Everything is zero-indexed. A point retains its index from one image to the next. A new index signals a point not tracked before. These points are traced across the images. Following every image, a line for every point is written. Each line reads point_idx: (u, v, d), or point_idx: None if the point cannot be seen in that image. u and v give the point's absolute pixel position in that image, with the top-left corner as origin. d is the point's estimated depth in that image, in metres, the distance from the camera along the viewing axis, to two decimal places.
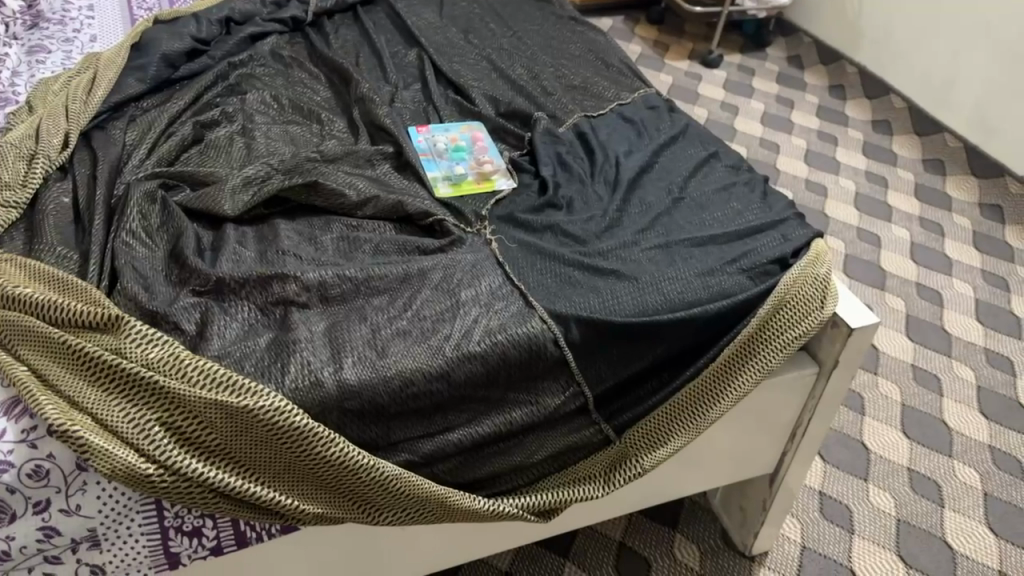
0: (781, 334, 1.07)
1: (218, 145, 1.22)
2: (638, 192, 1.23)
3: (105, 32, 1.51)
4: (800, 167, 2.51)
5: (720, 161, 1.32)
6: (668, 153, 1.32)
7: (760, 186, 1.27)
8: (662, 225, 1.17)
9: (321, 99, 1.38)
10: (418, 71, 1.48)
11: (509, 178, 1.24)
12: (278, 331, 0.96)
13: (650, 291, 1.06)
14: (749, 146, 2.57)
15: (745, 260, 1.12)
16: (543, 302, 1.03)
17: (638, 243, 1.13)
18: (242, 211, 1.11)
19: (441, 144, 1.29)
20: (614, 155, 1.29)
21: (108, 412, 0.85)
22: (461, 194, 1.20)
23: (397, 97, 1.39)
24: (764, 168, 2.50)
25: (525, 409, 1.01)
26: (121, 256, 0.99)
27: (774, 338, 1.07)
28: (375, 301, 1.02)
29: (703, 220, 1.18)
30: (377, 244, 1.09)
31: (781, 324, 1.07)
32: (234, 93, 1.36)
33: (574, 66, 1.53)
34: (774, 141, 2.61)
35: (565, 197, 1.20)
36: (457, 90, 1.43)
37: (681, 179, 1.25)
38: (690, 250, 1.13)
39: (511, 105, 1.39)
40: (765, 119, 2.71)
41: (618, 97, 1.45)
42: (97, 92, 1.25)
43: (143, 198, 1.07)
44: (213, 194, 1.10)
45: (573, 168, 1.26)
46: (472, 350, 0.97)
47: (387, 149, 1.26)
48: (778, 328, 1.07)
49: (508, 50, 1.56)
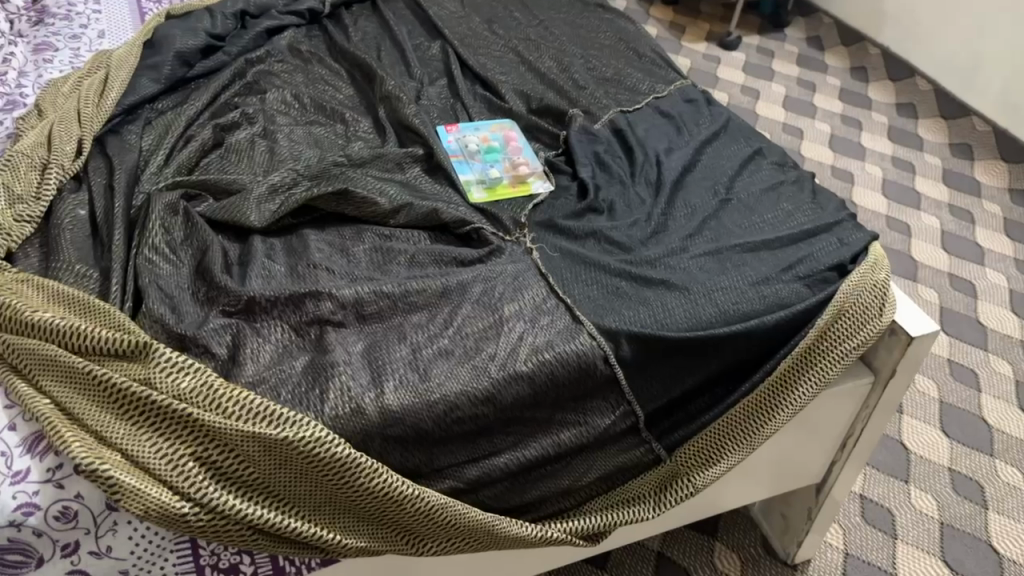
0: (839, 344, 1.02)
1: (239, 149, 1.17)
2: (682, 193, 1.17)
3: (113, 28, 1.44)
4: (824, 153, 2.45)
5: (765, 159, 1.25)
6: (710, 151, 1.26)
7: (809, 185, 1.21)
8: (710, 229, 1.11)
9: (344, 97, 1.32)
10: (443, 66, 1.41)
11: (546, 181, 1.18)
12: (314, 353, 0.91)
13: (703, 302, 1.01)
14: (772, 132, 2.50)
15: (801, 267, 1.06)
16: (590, 316, 0.98)
17: (686, 250, 1.08)
18: (269, 222, 1.05)
19: (473, 145, 1.22)
20: (655, 154, 1.23)
21: (138, 448, 0.80)
22: (497, 198, 1.14)
23: (423, 93, 1.32)
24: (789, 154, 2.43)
25: (574, 430, 0.96)
26: (144, 274, 0.94)
27: (833, 350, 1.02)
28: (414, 318, 0.96)
29: (752, 222, 1.12)
30: (412, 255, 1.04)
31: (839, 336, 1.02)
32: (252, 92, 1.30)
33: (604, 58, 1.46)
34: (798, 126, 2.54)
35: (606, 200, 1.14)
36: (485, 85, 1.36)
37: (726, 179, 1.19)
38: (742, 256, 1.07)
39: (543, 100, 1.32)
40: (787, 104, 2.64)
41: (653, 90, 1.39)
42: (110, 94, 1.18)
43: (164, 210, 1.01)
44: (239, 204, 1.05)
45: (613, 170, 1.19)
46: (518, 370, 0.92)
47: (417, 150, 1.19)
48: (836, 339, 1.02)
49: (535, 40, 1.49)
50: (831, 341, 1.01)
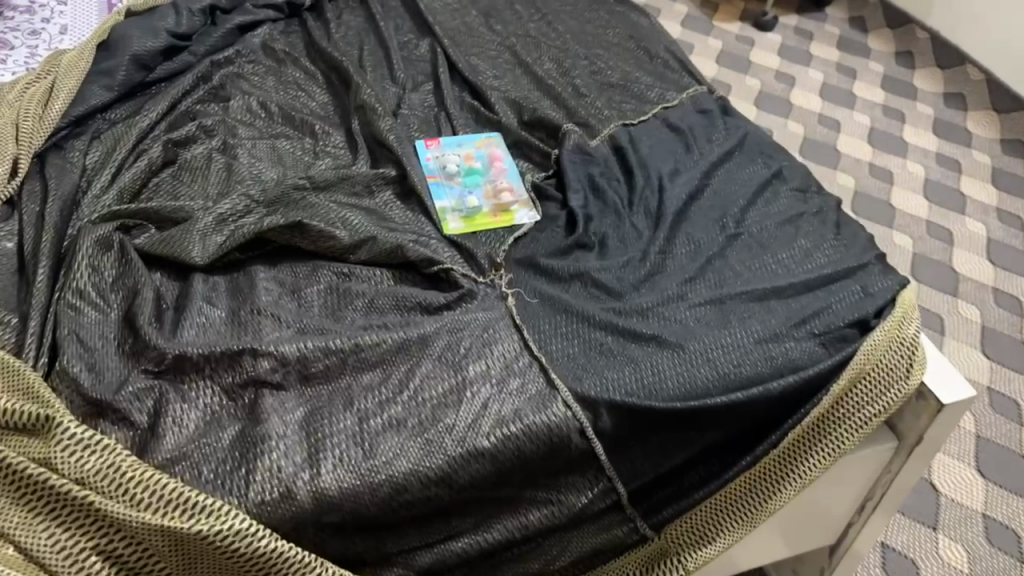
0: (856, 412, 0.89)
1: (194, 168, 1.07)
2: (684, 226, 1.03)
3: (78, 23, 1.32)
4: (863, 149, 2.27)
5: (783, 184, 1.11)
6: (721, 174, 1.11)
7: (831, 217, 1.07)
8: (714, 272, 0.97)
9: (316, 106, 1.19)
10: (431, 68, 1.28)
11: (531, 209, 1.05)
12: (246, 422, 0.80)
13: (699, 364, 0.87)
14: (806, 124, 2.33)
15: (816, 321, 0.92)
16: (566, 380, 0.85)
17: (684, 297, 0.94)
18: (215, 257, 0.94)
19: (453, 164, 1.09)
20: (657, 178, 1.09)
21: (33, 541, 0.71)
22: (474, 230, 1.02)
23: (404, 102, 1.19)
24: (825, 149, 2.25)
25: (545, 510, 0.84)
26: (64, 324, 0.84)
27: (847, 419, 0.88)
28: (364, 379, 0.84)
29: (762, 263, 0.99)
30: (372, 299, 0.92)
31: (856, 403, 0.89)
32: (217, 99, 1.18)
33: (611, 60, 1.32)
34: (835, 118, 2.36)
35: (597, 234, 1.01)
36: (474, 92, 1.23)
37: (737, 210, 1.05)
38: (748, 306, 0.93)
39: (537, 111, 1.18)
40: (824, 92, 2.45)
41: (662, 98, 1.24)
42: (55, 104, 1.07)
43: (93, 246, 0.90)
44: (180, 238, 0.94)
45: (609, 197, 1.06)
46: (479, 446, 0.80)
47: (389, 171, 1.07)
48: (853, 406, 0.88)
49: (536, 38, 1.35)
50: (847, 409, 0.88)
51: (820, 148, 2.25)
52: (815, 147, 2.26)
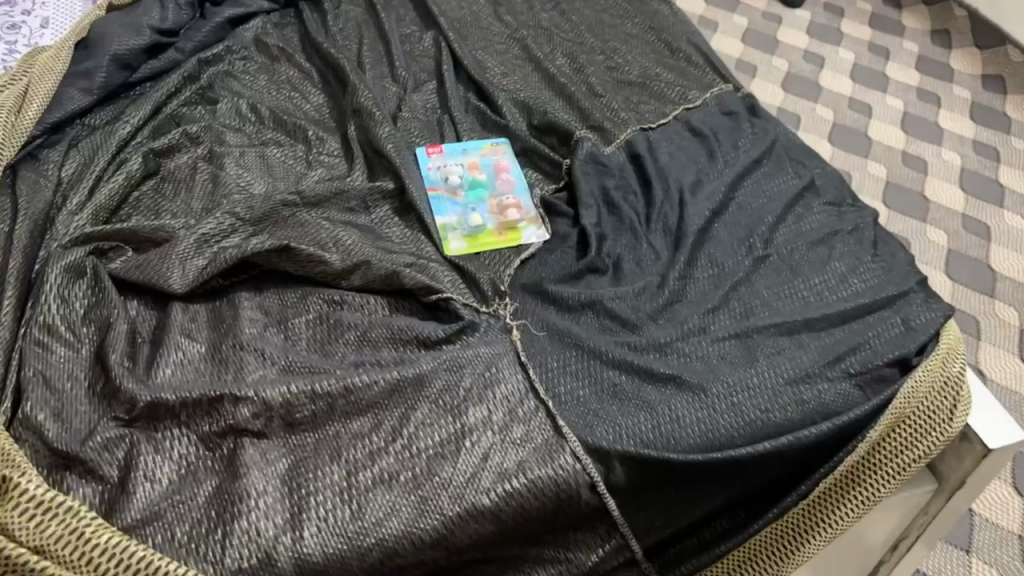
0: (895, 457, 0.81)
1: (177, 180, 0.99)
2: (708, 246, 0.94)
3: (59, 14, 1.23)
4: (896, 135, 2.15)
5: (816, 197, 1.02)
6: (748, 186, 1.02)
7: (868, 236, 0.98)
8: (739, 300, 0.89)
9: (311, 109, 1.11)
10: (435, 64, 1.19)
11: (540, 227, 0.97)
12: (225, 475, 0.73)
13: (722, 409, 0.80)
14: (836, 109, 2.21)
15: (852, 359, 0.84)
16: (575, 427, 0.78)
17: (706, 329, 0.86)
18: (195, 285, 0.86)
19: (457, 176, 1.01)
20: (678, 192, 1.00)
21: None
22: (478, 251, 0.94)
23: (405, 104, 1.11)
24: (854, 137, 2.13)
25: (552, 570, 0.77)
26: (28, 364, 0.77)
27: (885, 464, 0.81)
28: (354, 426, 0.77)
29: (791, 291, 0.90)
30: (365, 331, 0.85)
31: (894, 447, 0.81)
32: (204, 102, 1.11)
33: (629, 55, 1.22)
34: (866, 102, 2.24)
35: (611, 256, 0.93)
36: (481, 92, 1.14)
37: (765, 228, 0.96)
38: (776, 340, 0.85)
39: (547, 114, 1.09)
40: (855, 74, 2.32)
41: (684, 98, 1.15)
42: (29, 109, 0.99)
43: (63, 275, 0.83)
44: (158, 264, 0.86)
45: (625, 214, 0.97)
46: (480, 504, 0.73)
47: (386, 184, 0.99)
48: (890, 451, 0.81)
49: (548, 30, 1.25)
50: (884, 454, 0.81)
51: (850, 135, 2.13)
52: (844, 134, 2.14)
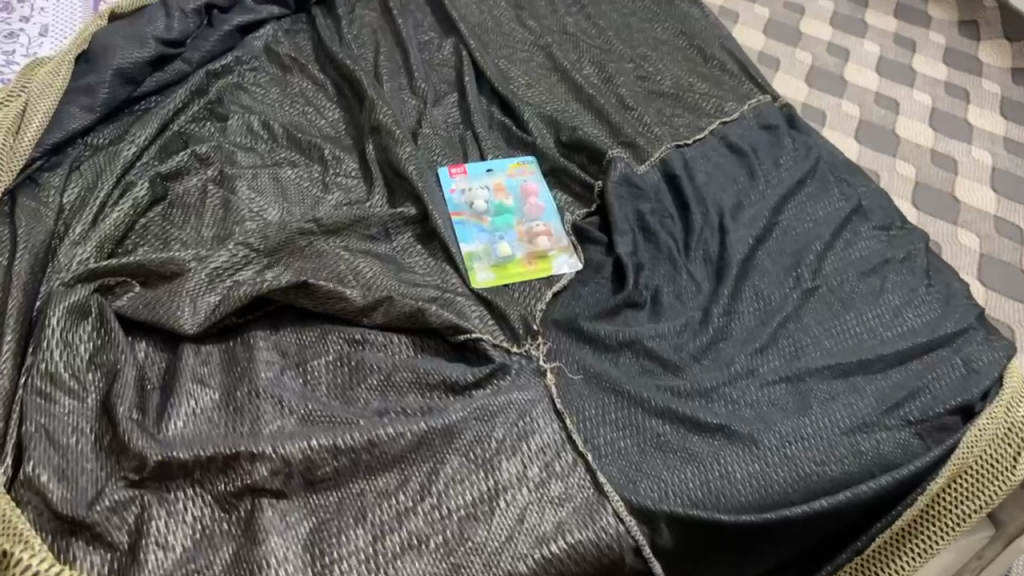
0: (954, 508, 0.75)
1: (186, 205, 0.94)
2: (753, 278, 0.88)
3: (60, 21, 1.17)
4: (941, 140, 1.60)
5: (864, 221, 0.96)
6: (792, 209, 0.96)
7: (921, 264, 0.92)
8: (788, 338, 0.83)
9: (326, 124, 1.05)
10: (456, 75, 1.13)
11: (572, 256, 0.91)
12: (242, 541, 0.68)
13: (776, 463, 0.74)
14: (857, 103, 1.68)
15: (911, 406, 0.79)
16: (617, 483, 0.73)
17: (755, 372, 0.80)
18: (206, 325, 0.81)
19: (482, 200, 0.95)
20: (718, 216, 0.94)
21: None
22: (506, 283, 0.88)
23: (425, 120, 1.04)
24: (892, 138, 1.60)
25: None
26: (30, 418, 0.71)
27: (943, 515, 0.75)
28: (380, 483, 0.72)
29: (843, 327, 0.84)
30: (389, 374, 0.79)
31: (954, 497, 0.75)
32: (213, 118, 1.05)
33: (660, 63, 1.16)
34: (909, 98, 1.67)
35: (649, 289, 0.87)
36: (504, 105, 1.08)
37: (813, 256, 0.90)
38: (830, 385, 0.80)
39: (576, 130, 1.03)
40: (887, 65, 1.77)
41: (720, 110, 1.08)
42: (27, 130, 0.93)
43: (66, 318, 0.77)
44: (168, 302, 0.81)
45: (663, 241, 0.91)
46: (517, 571, 0.68)
47: (408, 210, 0.93)
48: (950, 502, 0.75)
49: (574, 36, 1.19)
50: (942, 505, 0.75)
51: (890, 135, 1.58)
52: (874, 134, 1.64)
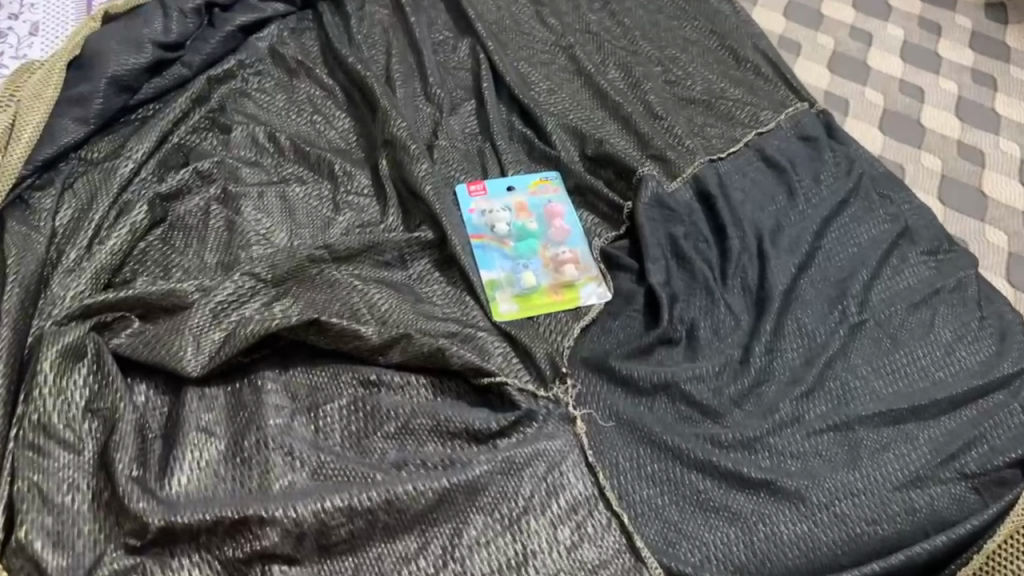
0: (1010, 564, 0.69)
1: (187, 228, 0.88)
2: (796, 310, 0.82)
3: (50, 17, 1.09)
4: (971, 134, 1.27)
5: (911, 246, 0.90)
6: (835, 232, 0.90)
7: (974, 295, 0.86)
8: (835, 380, 0.78)
9: (336, 135, 0.99)
10: (472, 80, 1.06)
11: (600, 285, 0.85)
12: None
13: (825, 523, 0.69)
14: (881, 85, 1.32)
15: (968, 457, 0.73)
16: (654, 546, 0.68)
17: (801, 420, 0.75)
18: (211, 366, 0.75)
19: (504, 223, 0.89)
20: (757, 240, 0.88)
21: None
22: (530, 315, 0.83)
23: (441, 131, 0.98)
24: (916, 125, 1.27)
25: None
26: (22, 476, 0.66)
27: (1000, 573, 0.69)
28: (400, 546, 0.67)
29: (893, 367, 0.79)
30: (407, 420, 0.73)
31: (1011, 553, 0.69)
32: (216, 128, 0.98)
33: (689, 66, 1.09)
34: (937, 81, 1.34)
35: (683, 325, 0.81)
36: (525, 114, 1.02)
37: (859, 286, 0.85)
38: (881, 434, 0.74)
39: (603, 143, 0.96)
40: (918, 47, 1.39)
41: (755, 119, 1.02)
42: (16, 148, 0.86)
43: (59, 363, 0.72)
44: (169, 342, 0.75)
45: (698, 269, 0.85)
46: None
47: (425, 234, 0.87)
48: (1007, 558, 0.69)
49: (598, 36, 1.12)
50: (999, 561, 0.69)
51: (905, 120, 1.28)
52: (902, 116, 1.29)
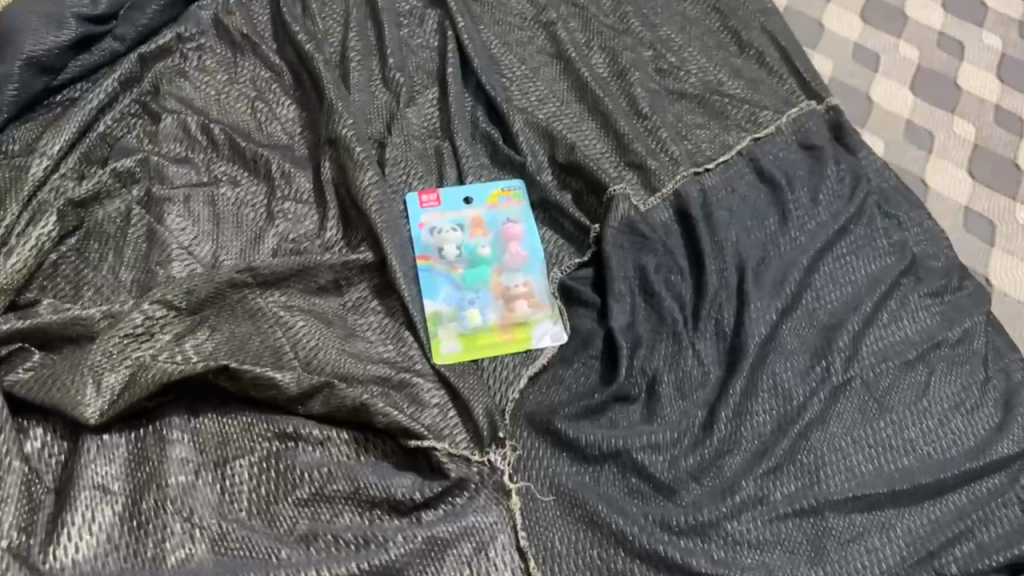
0: None
1: (105, 236, 0.79)
2: (773, 365, 0.73)
3: None
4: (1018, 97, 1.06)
5: (915, 286, 0.80)
6: (828, 266, 0.80)
7: (979, 350, 0.76)
8: (808, 453, 0.69)
9: (279, 127, 0.89)
10: (437, 62, 0.95)
11: (555, 323, 0.76)
12: None
13: None
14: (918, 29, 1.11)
15: (950, 557, 0.65)
16: None
17: (764, 502, 0.67)
18: (111, 411, 0.67)
19: (454, 246, 0.81)
20: (738, 274, 0.78)
21: None
22: (474, 356, 0.74)
23: (395, 127, 0.88)
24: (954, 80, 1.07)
25: None
26: None
27: None
28: None
29: (875, 440, 0.70)
30: (322, 485, 0.66)
31: None
32: (147, 115, 0.89)
33: (684, 51, 0.97)
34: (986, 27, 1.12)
35: (643, 379, 0.72)
36: (492, 109, 0.91)
37: (847, 337, 0.75)
38: (853, 522, 0.66)
39: (574, 149, 0.85)
40: None
41: (753, 121, 0.90)
42: None
43: None
44: (66, 381, 0.67)
45: (667, 310, 0.76)
46: None
47: (364, 256, 0.78)
48: None
49: (584, 10, 0.99)
50: None
51: (943, 73, 1.07)
52: (939, 67, 1.08)
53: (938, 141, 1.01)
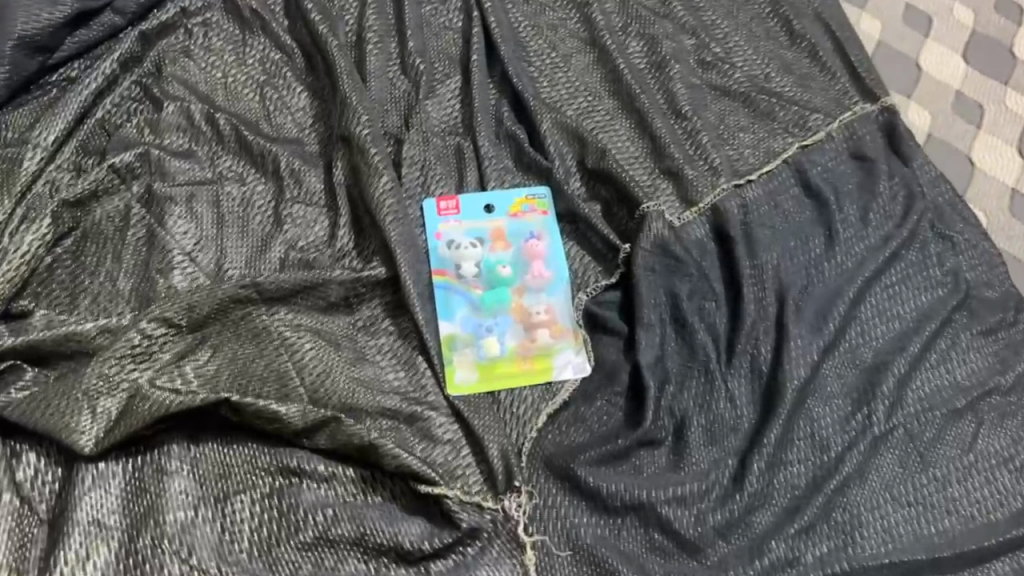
0: None
1: (102, 239, 0.74)
2: (811, 409, 0.68)
3: None
4: None
5: (969, 322, 0.74)
6: (876, 297, 0.74)
7: None
8: (843, 511, 0.65)
9: (289, 118, 0.83)
10: (461, 46, 0.87)
11: (578, 352, 0.72)
12: None
13: None
14: None
15: None
16: None
17: (795, 564, 0.63)
18: (106, 440, 0.63)
19: (473, 263, 0.76)
20: (778, 306, 0.72)
21: None
22: (492, 388, 0.70)
23: (414, 123, 0.81)
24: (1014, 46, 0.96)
25: None
26: None
27: None
28: None
29: (916, 497, 0.66)
30: (327, 529, 0.63)
31: None
32: (148, 101, 0.83)
33: (731, 39, 0.88)
34: None
35: (671, 421, 0.69)
36: (518, 103, 0.84)
37: (892, 381, 0.70)
38: None
39: (606, 156, 0.79)
40: None
41: (805, 122, 0.82)
42: None
43: None
44: (58, 406, 0.62)
45: (699, 345, 0.71)
46: None
47: (377, 272, 0.73)
48: None
49: None
50: None
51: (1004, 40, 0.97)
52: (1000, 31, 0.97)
53: (988, 115, 0.92)
